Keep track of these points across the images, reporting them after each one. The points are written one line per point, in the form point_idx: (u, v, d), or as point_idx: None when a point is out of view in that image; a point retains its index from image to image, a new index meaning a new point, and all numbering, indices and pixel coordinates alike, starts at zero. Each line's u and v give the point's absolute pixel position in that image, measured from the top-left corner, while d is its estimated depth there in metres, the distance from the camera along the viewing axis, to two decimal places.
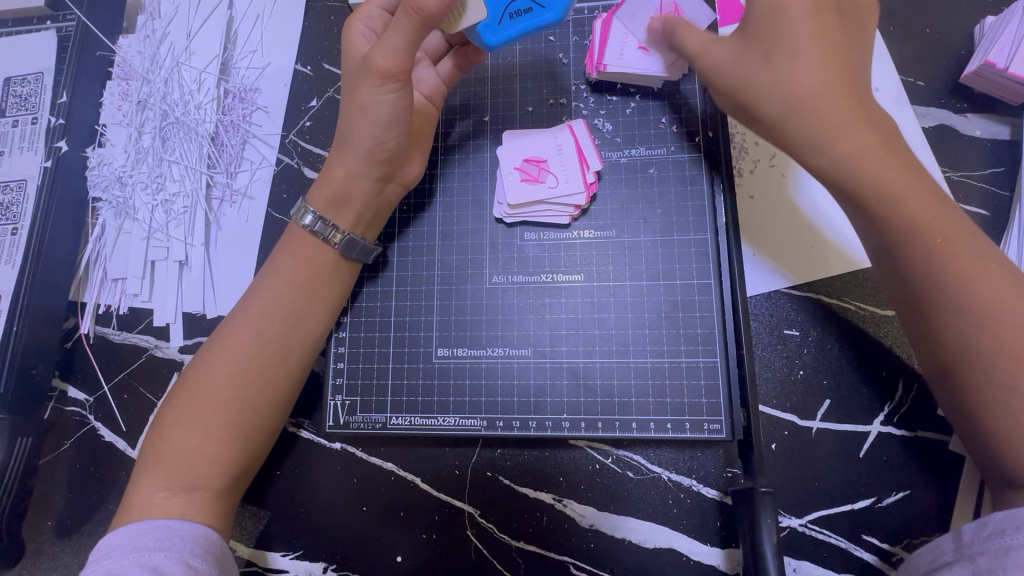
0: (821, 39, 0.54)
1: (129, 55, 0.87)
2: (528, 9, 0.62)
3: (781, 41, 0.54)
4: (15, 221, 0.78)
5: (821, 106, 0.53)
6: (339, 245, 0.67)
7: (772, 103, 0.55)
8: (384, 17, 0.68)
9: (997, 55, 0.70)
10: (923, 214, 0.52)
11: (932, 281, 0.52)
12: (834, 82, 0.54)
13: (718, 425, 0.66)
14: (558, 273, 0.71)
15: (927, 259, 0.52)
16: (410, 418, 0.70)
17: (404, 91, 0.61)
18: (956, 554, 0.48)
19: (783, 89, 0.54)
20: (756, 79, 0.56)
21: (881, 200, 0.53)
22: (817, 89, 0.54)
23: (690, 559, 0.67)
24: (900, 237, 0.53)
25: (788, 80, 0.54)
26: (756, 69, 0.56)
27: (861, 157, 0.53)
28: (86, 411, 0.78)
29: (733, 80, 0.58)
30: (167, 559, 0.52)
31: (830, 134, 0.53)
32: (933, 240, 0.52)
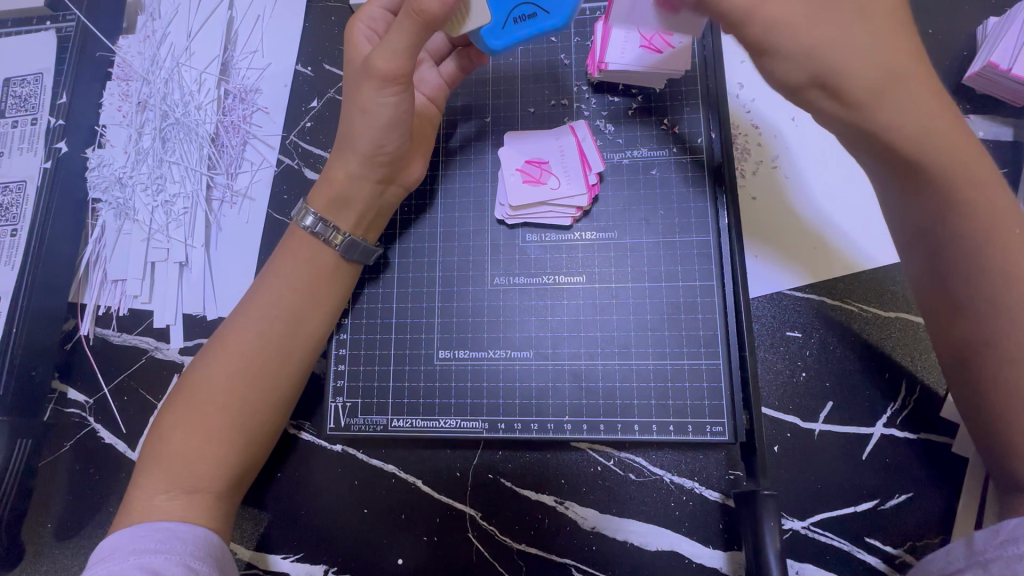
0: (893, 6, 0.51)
1: (129, 56, 0.86)
2: (531, 14, 0.61)
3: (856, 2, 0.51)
4: (15, 222, 0.78)
5: (903, 69, 0.49)
6: (340, 246, 0.66)
7: (850, 65, 0.49)
8: (387, 18, 0.67)
9: (1000, 56, 0.70)
10: (998, 200, 0.49)
11: (1015, 275, 0.48)
12: (908, 50, 0.50)
13: (720, 427, 0.66)
14: (559, 275, 0.71)
15: (1004, 251, 0.48)
16: (411, 420, 0.70)
17: (404, 94, 0.60)
18: (968, 561, 0.48)
19: (864, 49, 0.49)
20: (834, 37, 0.50)
21: (962, 182, 0.48)
22: (897, 53, 0.49)
23: (693, 562, 0.67)
24: (975, 228, 0.48)
25: (870, 41, 0.49)
26: (836, 27, 0.50)
27: (938, 129, 0.49)
28: (86, 413, 0.78)
29: (807, 36, 0.50)
30: (168, 562, 0.52)
31: (912, 101, 0.49)
32: (1014, 230, 0.49)
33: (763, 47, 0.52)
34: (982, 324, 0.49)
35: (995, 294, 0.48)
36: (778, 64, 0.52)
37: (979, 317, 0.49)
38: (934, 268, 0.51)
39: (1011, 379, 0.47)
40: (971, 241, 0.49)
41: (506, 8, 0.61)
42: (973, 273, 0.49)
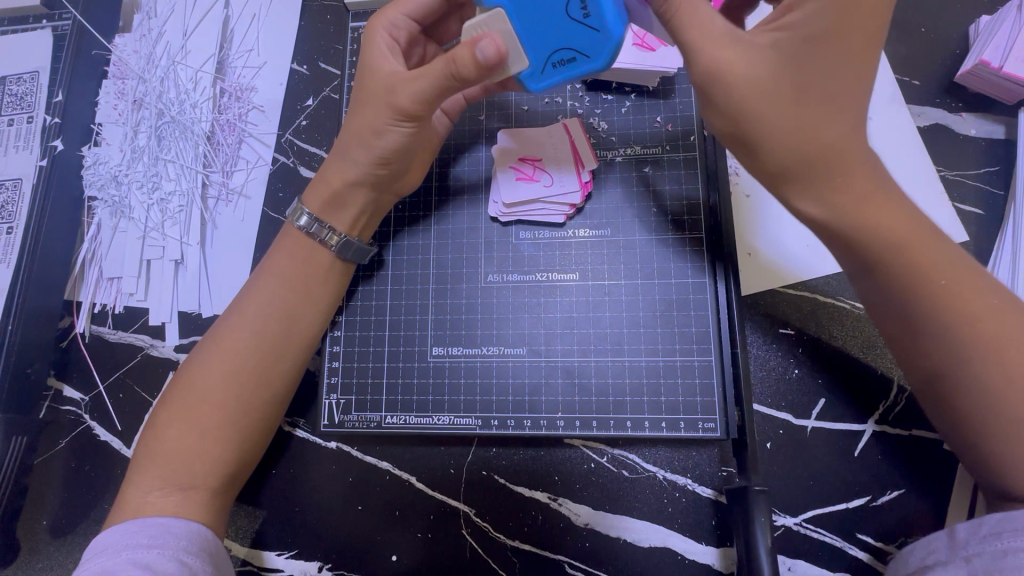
0: (832, 67, 0.49)
1: (124, 54, 0.87)
2: (572, 58, 0.56)
3: (789, 68, 0.50)
4: (10, 220, 0.78)
5: (827, 143, 0.49)
6: (335, 246, 0.67)
7: (770, 140, 0.50)
8: (410, 27, 0.66)
9: (991, 54, 0.70)
10: (924, 252, 0.49)
11: (943, 323, 0.48)
12: (835, 117, 0.50)
13: (712, 423, 0.66)
14: (553, 272, 0.71)
15: (927, 299, 0.48)
16: (405, 416, 0.70)
17: (418, 130, 0.62)
18: (950, 553, 0.48)
19: (786, 125, 0.50)
20: (760, 108, 0.50)
21: (883, 243, 0.49)
22: (822, 128, 0.49)
23: (685, 558, 0.67)
24: (901, 278, 0.49)
25: (795, 116, 0.49)
26: (765, 96, 0.50)
27: (853, 198, 0.49)
28: (82, 410, 0.78)
29: (736, 104, 0.50)
30: (161, 557, 0.52)
31: (831, 175, 0.50)
32: (938, 280, 0.48)
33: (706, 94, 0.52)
34: (916, 352, 0.50)
35: (930, 336, 0.49)
36: (713, 120, 0.53)
37: (911, 345, 0.50)
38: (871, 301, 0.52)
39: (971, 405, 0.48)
40: (897, 290, 0.49)
41: (544, 54, 0.56)
42: (902, 313, 0.50)
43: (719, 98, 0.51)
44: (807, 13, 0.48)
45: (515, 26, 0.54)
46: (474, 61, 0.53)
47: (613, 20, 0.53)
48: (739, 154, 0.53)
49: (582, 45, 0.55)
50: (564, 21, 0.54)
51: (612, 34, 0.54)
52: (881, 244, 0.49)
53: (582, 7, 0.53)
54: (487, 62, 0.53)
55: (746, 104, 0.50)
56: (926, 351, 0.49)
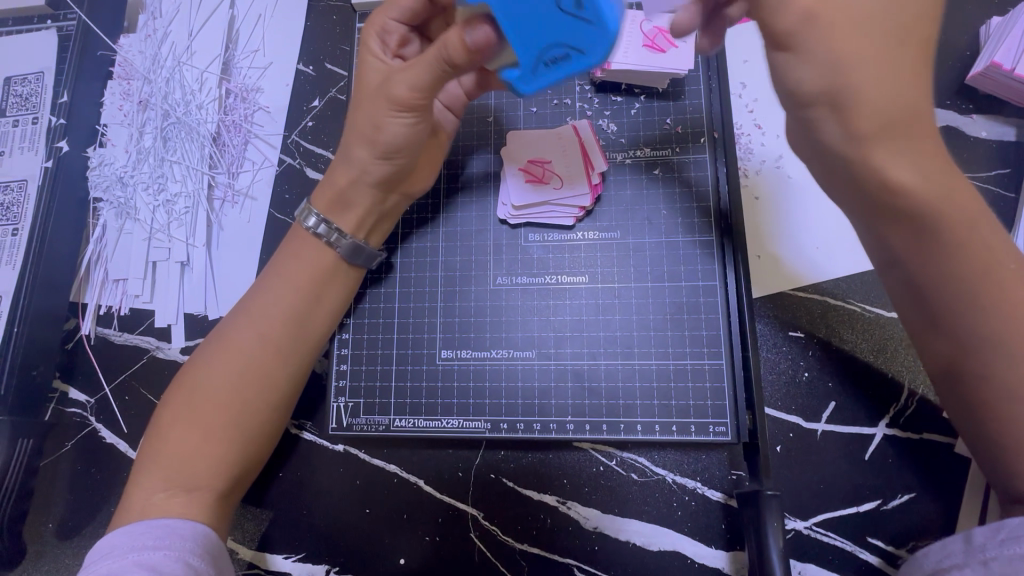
0: (925, 15, 0.46)
1: (129, 55, 0.86)
2: (566, 55, 0.50)
3: (890, 11, 0.45)
4: (15, 222, 0.78)
5: (920, 101, 0.46)
6: (343, 249, 0.67)
7: (870, 93, 0.44)
8: (401, 30, 0.64)
9: (1003, 56, 0.70)
10: (986, 236, 0.49)
11: (976, 312, 0.48)
12: (925, 72, 0.46)
13: (723, 427, 0.65)
14: (562, 275, 0.71)
15: (975, 286, 0.48)
16: (414, 420, 0.70)
17: (420, 120, 0.60)
18: (966, 557, 0.48)
19: (884, 76, 0.45)
20: (862, 56, 0.44)
21: (954, 220, 0.48)
22: (917, 83, 0.45)
23: (695, 562, 0.66)
24: (964, 261, 0.48)
25: (898, 66, 0.45)
26: (866, 41, 0.44)
27: (934, 166, 0.47)
28: (87, 413, 0.78)
29: (831, 50, 0.44)
30: (167, 559, 0.52)
31: (916, 139, 0.46)
32: (1004, 263, 0.49)
33: (787, 44, 0.46)
34: (968, 341, 0.49)
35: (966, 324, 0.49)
36: (800, 71, 0.46)
37: (945, 331, 0.50)
38: (916, 288, 0.51)
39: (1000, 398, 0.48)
40: (938, 275, 0.49)
41: (534, 53, 0.50)
42: (951, 300, 0.49)
43: (808, 45, 0.45)
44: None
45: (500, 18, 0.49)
46: (464, 46, 0.51)
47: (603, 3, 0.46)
48: (820, 114, 0.47)
49: (572, 39, 0.49)
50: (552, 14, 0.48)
51: (607, 29, 0.47)
52: (953, 222, 0.48)
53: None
54: (476, 48, 0.51)
55: (843, 48, 0.44)
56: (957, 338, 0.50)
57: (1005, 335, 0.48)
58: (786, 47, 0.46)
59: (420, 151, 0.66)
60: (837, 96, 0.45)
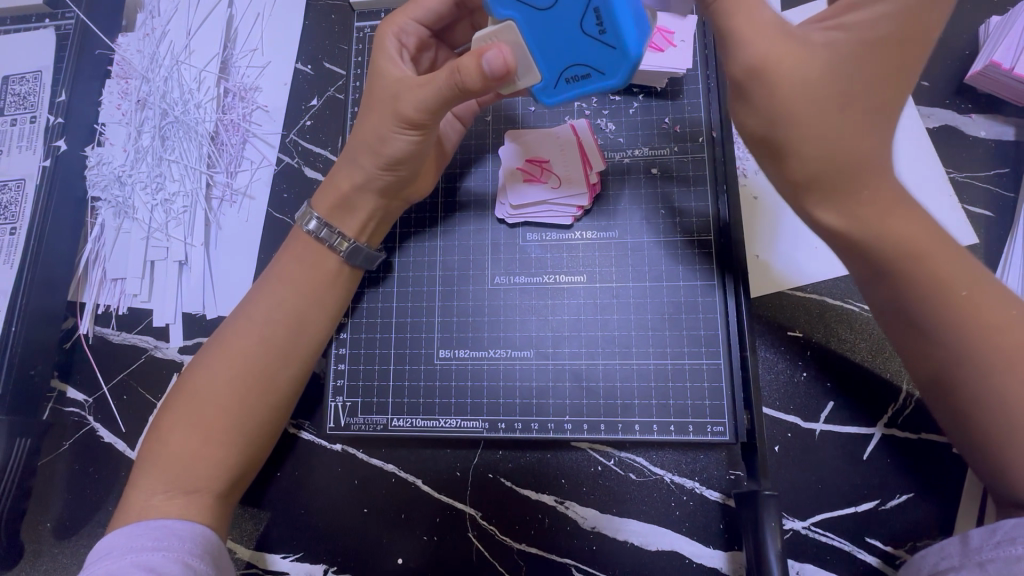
0: (879, 71, 0.50)
1: (128, 54, 0.86)
2: (586, 74, 0.53)
3: (843, 70, 0.50)
4: (14, 221, 0.78)
5: (861, 149, 0.50)
6: (344, 253, 0.66)
7: (805, 141, 0.50)
8: (419, 32, 0.66)
9: (1002, 55, 0.70)
10: (943, 264, 0.49)
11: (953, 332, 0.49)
12: (877, 124, 0.50)
13: (721, 427, 0.65)
14: (560, 274, 0.71)
15: (950, 307, 0.49)
16: (412, 419, 0.70)
17: (423, 140, 0.61)
18: (963, 559, 0.48)
19: (824, 127, 0.50)
20: (803, 108, 0.50)
21: (904, 249, 0.49)
22: (858, 134, 0.50)
23: (693, 562, 0.66)
24: (918, 288, 0.49)
25: (838, 119, 0.50)
26: (807, 97, 0.50)
27: (874, 206, 0.50)
28: (86, 412, 0.78)
29: (774, 100, 0.50)
30: (165, 560, 0.52)
31: (862, 182, 0.50)
32: (959, 292, 0.49)
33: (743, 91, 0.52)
34: (936, 358, 0.50)
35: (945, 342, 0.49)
36: (744, 116, 0.53)
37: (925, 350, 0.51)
38: (879, 308, 0.53)
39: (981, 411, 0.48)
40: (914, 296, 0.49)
41: (557, 70, 0.54)
42: (928, 320, 0.49)
43: (756, 93, 0.51)
44: (870, 18, 0.49)
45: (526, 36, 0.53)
46: (480, 73, 0.52)
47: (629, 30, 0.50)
48: (765, 157, 0.54)
49: (594, 60, 0.52)
50: (580, 39, 0.51)
51: (627, 54, 0.50)
52: (900, 254, 0.49)
53: (596, 23, 0.50)
54: (493, 73, 0.52)
55: (787, 102, 0.50)
56: (937, 356, 0.50)
57: (962, 357, 0.48)
58: (740, 94, 0.52)
59: (425, 160, 0.65)
60: (774, 142, 0.52)
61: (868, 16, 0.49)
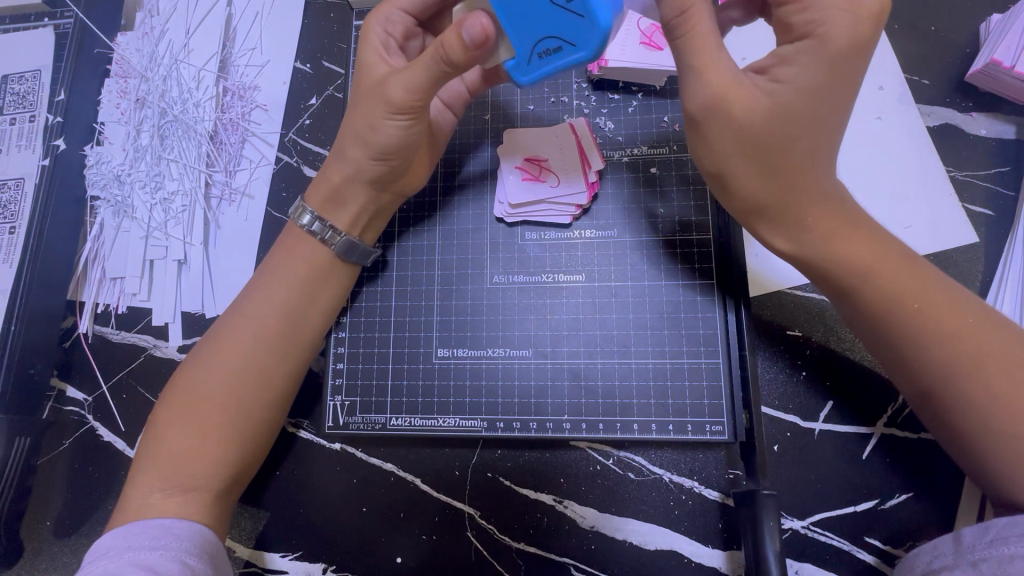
0: (816, 111, 0.50)
1: (127, 52, 0.86)
2: (557, 47, 0.52)
3: (781, 119, 0.50)
4: (13, 219, 0.78)
5: (803, 184, 0.52)
6: (339, 247, 0.66)
7: (746, 182, 0.53)
8: (405, 21, 0.65)
9: (1003, 54, 0.69)
10: (893, 279, 0.52)
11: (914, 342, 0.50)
12: (814, 160, 0.52)
13: (720, 426, 0.65)
14: (560, 273, 0.71)
15: (908, 319, 0.51)
16: (410, 418, 0.70)
17: (415, 123, 0.61)
18: (956, 557, 0.48)
19: (762, 173, 0.52)
20: (739, 160, 0.52)
21: (854, 267, 0.52)
22: (798, 172, 0.51)
23: (692, 561, 0.66)
24: (874, 305, 0.52)
25: (772, 167, 0.51)
26: (750, 144, 0.51)
27: (821, 230, 0.53)
28: (85, 411, 0.78)
29: (717, 148, 0.52)
30: (162, 558, 0.52)
31: (801, 217, 0.53)
32: (909, 304, 0.51)
33: (695, 129, 0.52)
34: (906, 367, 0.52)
35: (913, 351, 0.51)
36: (697, 154, 0.54)
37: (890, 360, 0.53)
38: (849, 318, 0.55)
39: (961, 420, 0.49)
40: (869, 311, 0.52)
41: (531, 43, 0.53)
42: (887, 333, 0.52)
43: (706, 135, 0.52)
44: (801, 70, 0.49)
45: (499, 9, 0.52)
46: (462, 44, 0.52)
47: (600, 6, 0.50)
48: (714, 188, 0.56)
49: (567, 34, 0.51)
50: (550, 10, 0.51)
51: (596, 23, 0.50)
52: (851, 270, 0.52)
53: None
54: (474, 44, 0.52)
55: (728, 152, 0.52)
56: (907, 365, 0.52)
57: (927, 364, 0.50)
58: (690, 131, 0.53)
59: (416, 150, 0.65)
60: (721, 180, 0.54)
61: (799, 67, 0.49)
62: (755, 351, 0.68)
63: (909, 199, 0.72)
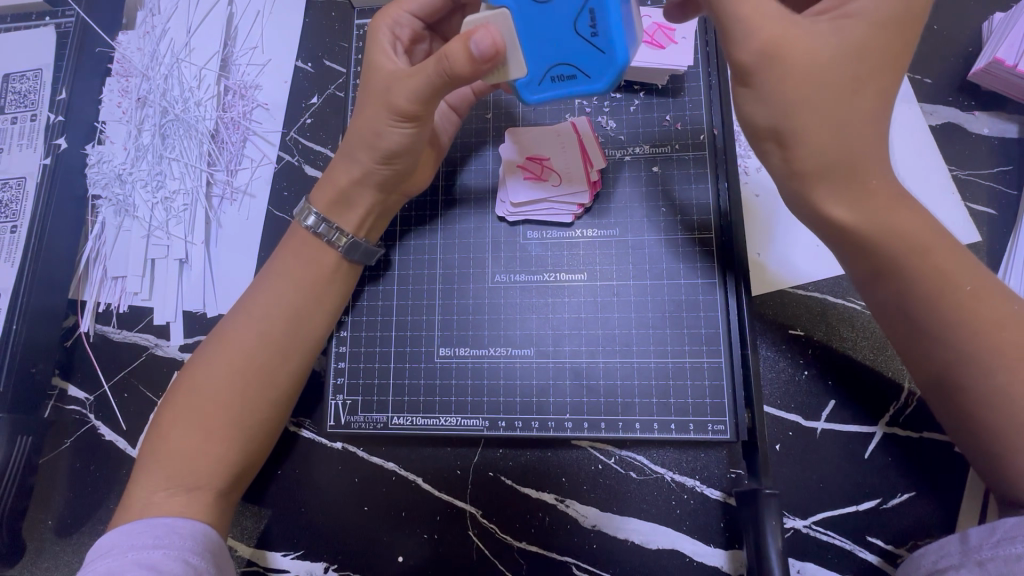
0: (883, 52, 0.48)
1: (128, 52, 0.86)
2: (572, 75, 0.54)
3: (844, 61, 0.48)
4: (15, 218, 0.78)
5: (867, 138, 0.49)
6: (341, 247, 0.66)
7: (814, 131, 0.48)
8: (414, 24, 0.66)
9: (1006, 52, 0.69)
10: (943, 263, 0.50)
11: (956, 334, 0.49)
12: (880, 111, 0.49)
13: (722, 425, 0.65)
14: (561, 272, 0.71)
15: (951, 307, 0.50)
16: (412, 417, 0.70)
17: (419, 132, 0.61)
18: (963, 557, 0.47)
19: (832, 118, 0.48)
20: (810, 100, 0.48)
21: (907, 247, 0.50)
22: (868, 123, 0.49)
23: (693, 560, 0.66)
24: (927, 284, 0.50)
25: (843, 111, 0.48)
26: (817, 84, 0.48)
27: (882, 198, 0.50)
28: (87, 410, 0.78)
29: (785, 87, 0.48)
30: (166, 557, 0.52)
31: (863, 179, 0.49)
32: (957, 288, 0.50)
33: (746, 80, 0.50)
34: (943, 361, 0.50)
35: (956, 344, 0.50)
36: (752, 109, 0.50)
37: (928, 354, 0.51)
38: (889, 310, 0.53)
39: (995, 416, 0.48)
40: (914, 299, 0.51)
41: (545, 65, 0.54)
42: (932, 323, 0.50)
43: (765, 81, 0.49)
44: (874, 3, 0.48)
45: (518, 25, 0.53)
46: (468, 56, 0.51)
47: (621, 45, 0.52)
48: (766, 147, 0.51)
49: (583, 63, 0.53)
50: (569, 35, 0.52)
51: (616, 58, 0.52)
52: (906, 252, 0.50)
53: (590, 24, 0.51)
54: (482, 57, 0.51)
55: (794, 92, 0.48)
56: (947, 362, 0.50)
57: (969, 356, 0.49)
58: (745, 82, 0.50)
59: (420, 152, 0.65)
60: (782, 133, 0.49)
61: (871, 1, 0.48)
62: (757, 351, 0.68)
63: None
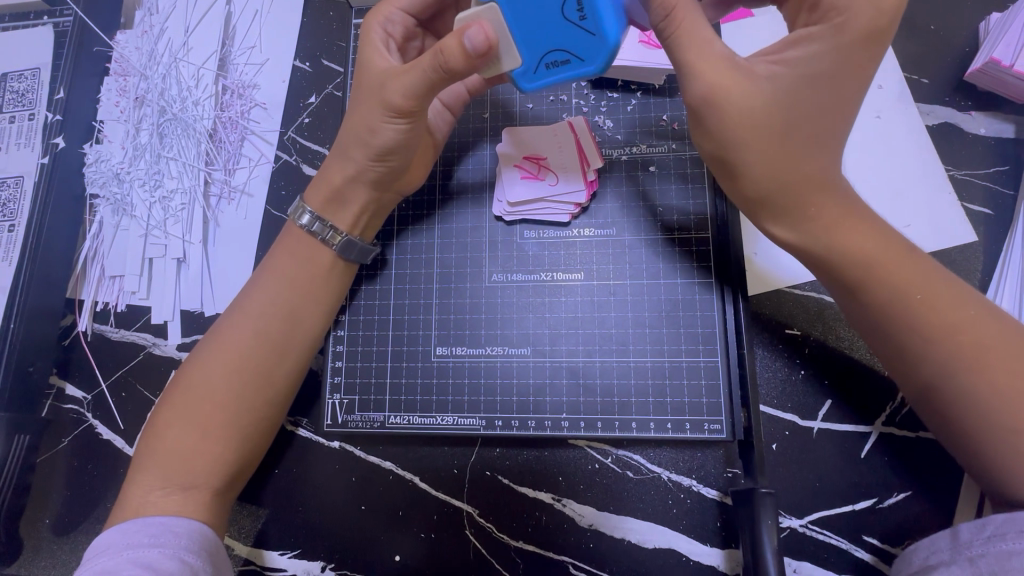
0: (814, 101, 0.51)
1: (126, 51, 0.86)
2: (565, 60, 0.54)
3: (785, 103, 0.51)
4: (12, 218, 0.78)
5: (808, 171, 0.52)
6: (337, 246, 0.66)
7: (753, 166, 0.52)
8: (406, 21, 0.66)
9: (1002, 52, 0.69)
10: (897, 271, 0.51)
11: (916, 337, 0.51)
12: (818, 148, 0.52)
13: (718, 424, 0.65)
14: (557, 271, 0.71)
15: (909, 313, 0.51)
16: (408, 416, 0.70)
17: (414, 125, 0.61)
18: (953, 554, 0.47)
19: (769, 157, 0.52)
20: (749, 140, 0.51)
21: (858, 259, 0.52)
22: (806, 159, 0.52)
23: (690, 560, 0.66)
24: (885, 291, 0.51)
25: (780, 152, 0.52)
26: (755, 127, 0.51)
27: (828, 220, 0.53)
28: (84, 409, 0.78)
29: (727, 127, 0.51)
30: (161, 556, 0.52)
31: (807, 205, 0.53)
32: (914, 295, 0.51)
33: (697, 117, 0.53)
34: (909, 364, 0.52)
35: (918, 347, 0.51)
36: (699, 139, 0.54)
37: (896, 358, 0.53)
38: (856, 316, 0.55)
39: (964, 417, 0.49)
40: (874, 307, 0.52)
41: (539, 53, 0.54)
42: (892, 328, 0.52)
43: (712, 117, 0.51)
44: (808, 54, 0.51)
45: (510, 20, 0.53)
46: (463, 52, 0.51)
47: (610, 26, 0.51)
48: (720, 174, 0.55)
49: (575, 46, 0.53)
50: (559, 21, 0.52)
51: (606, 39, 0.52)
52: (858, 263, 0.52)
53: (577, 9, 0.51)
54: (477, 52, 0.51)
55: (735, 133, 0.51)
56: (913, 363, 0.51)
57: (932, 360, 0.50)
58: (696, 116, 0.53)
59: (414, 151, 0.65)
60: (728, 166, 0.54)
61: (806, 52, 0.51)
62: (754, 350, 0.68)
63: (907, 197, 0.72)
